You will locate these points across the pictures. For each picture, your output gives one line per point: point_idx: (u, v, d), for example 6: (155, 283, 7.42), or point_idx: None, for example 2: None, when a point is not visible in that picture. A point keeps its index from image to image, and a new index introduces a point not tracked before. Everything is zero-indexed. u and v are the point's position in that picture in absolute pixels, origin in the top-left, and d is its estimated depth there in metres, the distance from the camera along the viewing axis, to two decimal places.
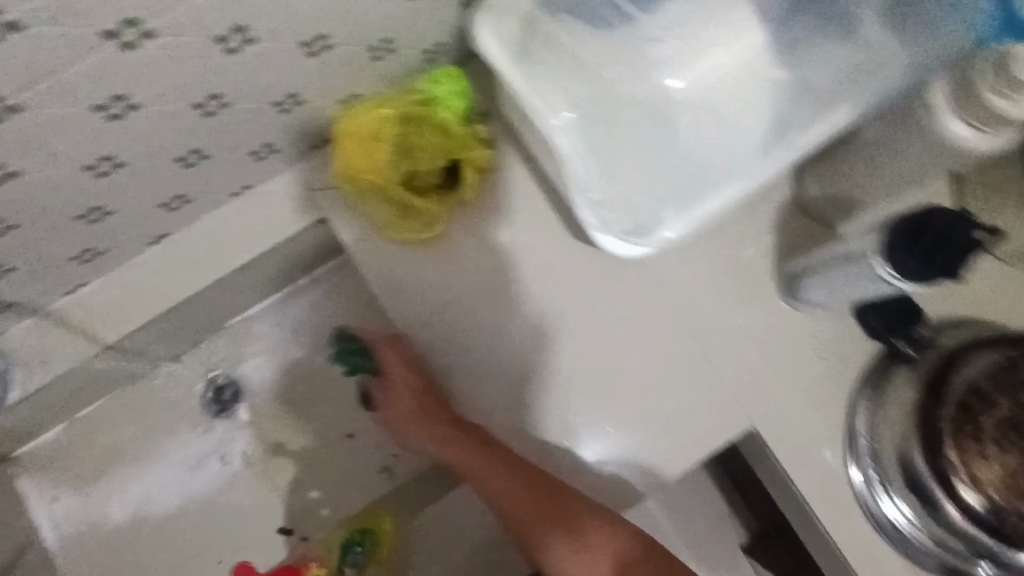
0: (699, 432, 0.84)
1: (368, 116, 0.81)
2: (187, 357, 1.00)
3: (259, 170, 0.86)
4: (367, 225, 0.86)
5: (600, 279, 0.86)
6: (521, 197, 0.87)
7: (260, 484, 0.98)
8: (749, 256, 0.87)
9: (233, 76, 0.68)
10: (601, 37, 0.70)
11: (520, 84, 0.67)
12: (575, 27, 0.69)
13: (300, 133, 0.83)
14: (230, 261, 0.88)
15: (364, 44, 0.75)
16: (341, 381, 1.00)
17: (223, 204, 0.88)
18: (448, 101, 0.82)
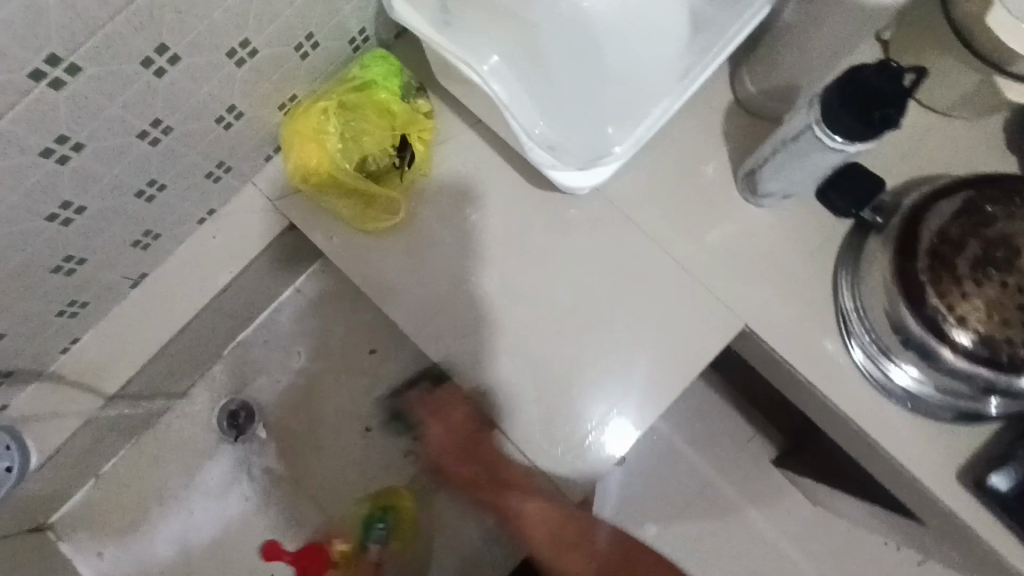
0: (696, 342, 0.86)
1: (311, 113, 0.84)
2: (195, 391, 1.03)
3: (218, 191, 0.87)
4: (333, 221, 0.88)
5: (569, 222, 0.89)
6: (474, 159, 0.89)
7: (293, 493, 1.01)
8: (705, 165, 0.90)
9: (169, 98, 0.69)
10: None
11: (438, 36, 0.71)
12: None
13: (249, 145, 0.85)
14: (212, 285, 0.90)
15: (288, 43, 0.76)
16: (348, 378, 1.03)
17: (192, 232, 0.90)
18: (383, 83, 0.85)
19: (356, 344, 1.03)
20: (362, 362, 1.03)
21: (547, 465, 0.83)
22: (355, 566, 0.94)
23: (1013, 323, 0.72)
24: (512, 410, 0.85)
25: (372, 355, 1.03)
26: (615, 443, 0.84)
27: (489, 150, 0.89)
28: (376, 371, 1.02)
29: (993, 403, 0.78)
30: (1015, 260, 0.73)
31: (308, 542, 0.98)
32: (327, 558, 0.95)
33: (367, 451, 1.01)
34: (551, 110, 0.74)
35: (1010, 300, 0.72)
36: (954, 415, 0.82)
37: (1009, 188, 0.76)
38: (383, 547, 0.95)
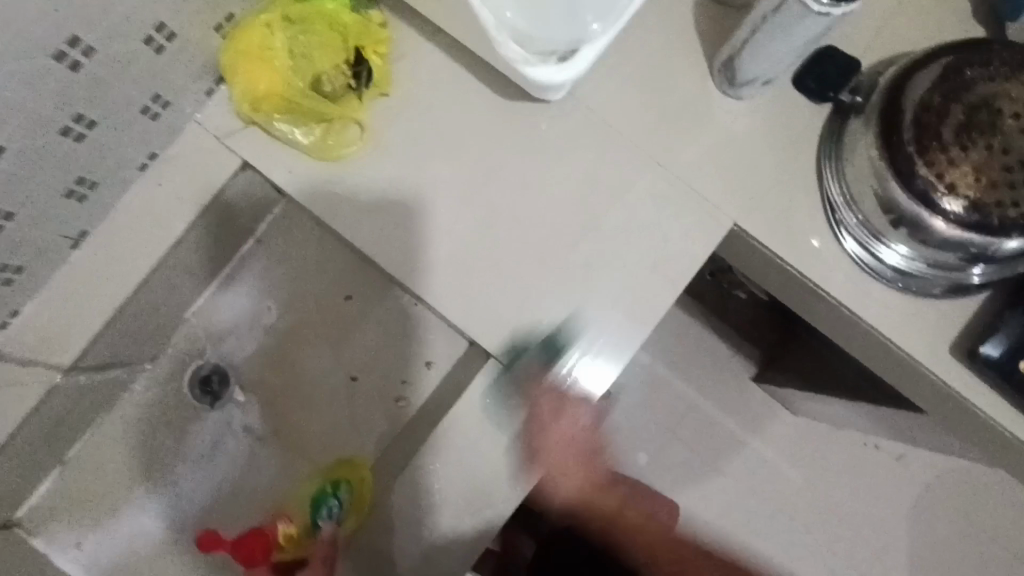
0: (682, 244, 0.84)
1: (251, 30, 0.77)
2: (160, 359, 0.97)
3: (157, 130, 0.79)
4: (291, 151, 0.82)
5: (542, 133, 0.85)
6: (435, 75, 0.84)
7: (282, 452, 0.97)
8: (678, 62, 0.86)
9: (89, 12, 0.61)
10: None
11: None
12: None
13: (185, 74, 0.77)
14: (164, 239, 0.82)
15: None
16: (325, 328, 0.98)
17: (134, 182, 0.82)
18: None
19: (328, 290, 0.98)
20: (337, 307, 0.97)
21: (542, 385, 0.83)
22: (305, 544, 0.88)
23: (1000, 186, 0.71)
24: (500, 334, 0.83)
25: (349, 301, 0.97)
26: (590, 382, 0.82)
27: (448, 65, 0.84)
28: (354, 316, 0.97)
29: (977, 271, 0.79)
30: (996, 122, 0.72)
31: (255, 526, 0.94)
32: (272, 541, 0.90)
33: (354, 402, 0.96)
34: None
35: (995, 162, 0.71)
36: (943, 289, 0.82)
37: (985, 52, 0.75)
38: (335, 525, 0.86)
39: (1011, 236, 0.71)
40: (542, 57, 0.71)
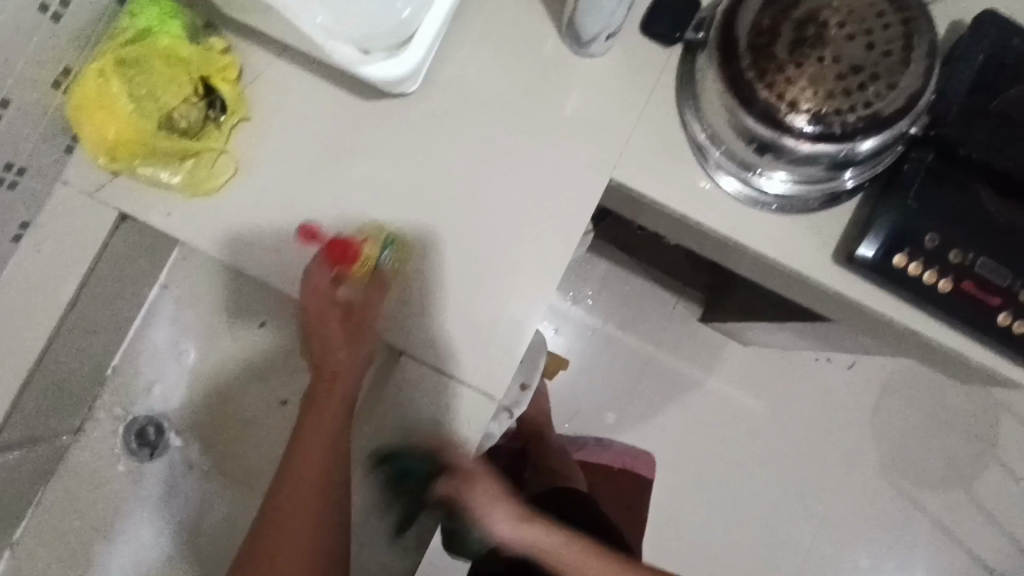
0: (566, 207, 0.86)
1: (89, 80, 0.76)
2: (91, 420, 0.98)
3: (22, 197, 0.79)
4: (165, 192, 0.83)
5: (411, 125, 0.86)
6: (291, 90, 0.85)
7: (235, 485, 0.98)
8: (528, 34, 0.87)
9: None
10: None
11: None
12: None
13: (35, 137, 0.76)
14: (56, 302, 0.82)
15: (31, 7, 0.68)
16: (246, 358, 0.98)
17: (12, 253, 0.81)
18: (161, 26, 0.79)
19: (243, 320, 0.98)
20: (255, 335, 0.98)
21: (459, 372, 0.83)
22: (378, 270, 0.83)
23: (837, 94, 0.73)
24: (410, 329, 0.84)
25: (263, 327, 0.97)
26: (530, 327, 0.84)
27: (304, 79, 0.85)
28: (274, 341, 0.98)
29: (849, 175, 0.82)
30: (825, 33, 0.73)
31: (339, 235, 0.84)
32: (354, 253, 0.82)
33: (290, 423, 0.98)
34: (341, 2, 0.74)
35: (829, 71, 0.73)
36: (822, 199, 0.85)
37: None
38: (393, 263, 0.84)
39: (858, 139, 0.74)
40: (378, 53, 0.72)
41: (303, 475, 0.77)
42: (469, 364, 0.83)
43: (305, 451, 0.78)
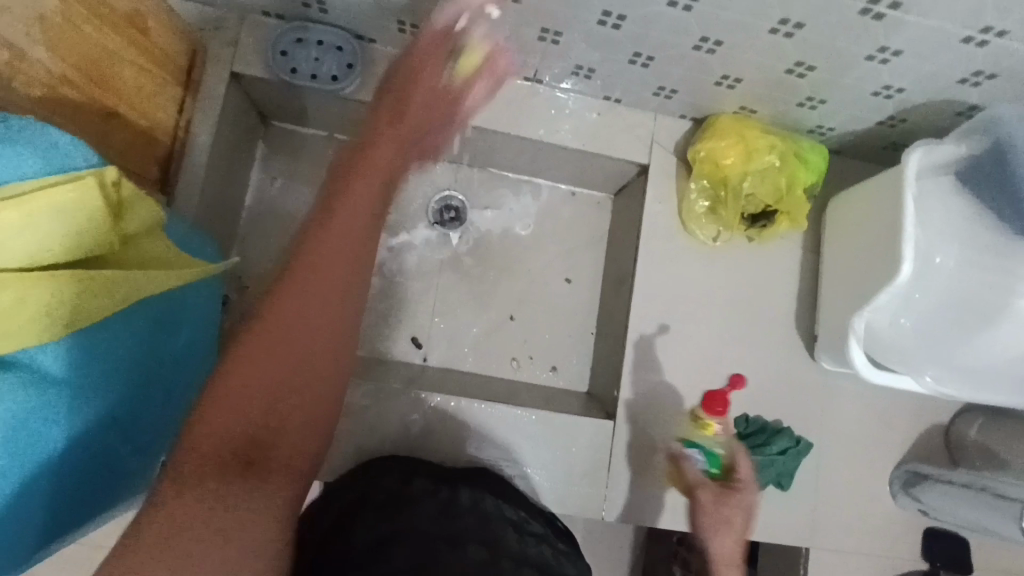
0: (775, 523, 0.96)
1: (754, 131, 0.95)
2: (445, 166, 1.13)
3: (644, 99, 1.00)
4: (673, 196, 1.02)
5: (794, 373, 1.00)
6: (783, 266, 1.03)
7: (427, 303, 1.09)
8: (893, 440, 1.01)
9: (740, 44, 0.82)
10: (936, 235, 0.86)
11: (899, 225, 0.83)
12: (930, 207, 0.86)
13: (695, 101, 0.98)
14: (562, 138, 1.01)
15: (798, 94, 0.91)
16: (533, 277, 1.12)
17: (593, 98, 1.02)
18: (812, 171, 0.97)
19: (562, 265, 1.14)
20: (555, 282, 1.13)
21: (618, 470, 0.95)
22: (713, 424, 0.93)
23: None
24: (636, 424, 0.96)
25: (565, 284, 1.13)
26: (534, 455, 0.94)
27: (797, 278, 1.03)
28: (558, 296, 1.13)
29: None
30: None
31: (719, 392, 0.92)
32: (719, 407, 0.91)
33: (490, 327, 1.10)
34: (880, 317, 0.86)
35: None
36: None
37: None
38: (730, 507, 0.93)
39: None
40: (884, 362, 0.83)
41: (312, 287, 0.62)
42: (631, 477, 0.95)
43: (245, 379, 0.58)
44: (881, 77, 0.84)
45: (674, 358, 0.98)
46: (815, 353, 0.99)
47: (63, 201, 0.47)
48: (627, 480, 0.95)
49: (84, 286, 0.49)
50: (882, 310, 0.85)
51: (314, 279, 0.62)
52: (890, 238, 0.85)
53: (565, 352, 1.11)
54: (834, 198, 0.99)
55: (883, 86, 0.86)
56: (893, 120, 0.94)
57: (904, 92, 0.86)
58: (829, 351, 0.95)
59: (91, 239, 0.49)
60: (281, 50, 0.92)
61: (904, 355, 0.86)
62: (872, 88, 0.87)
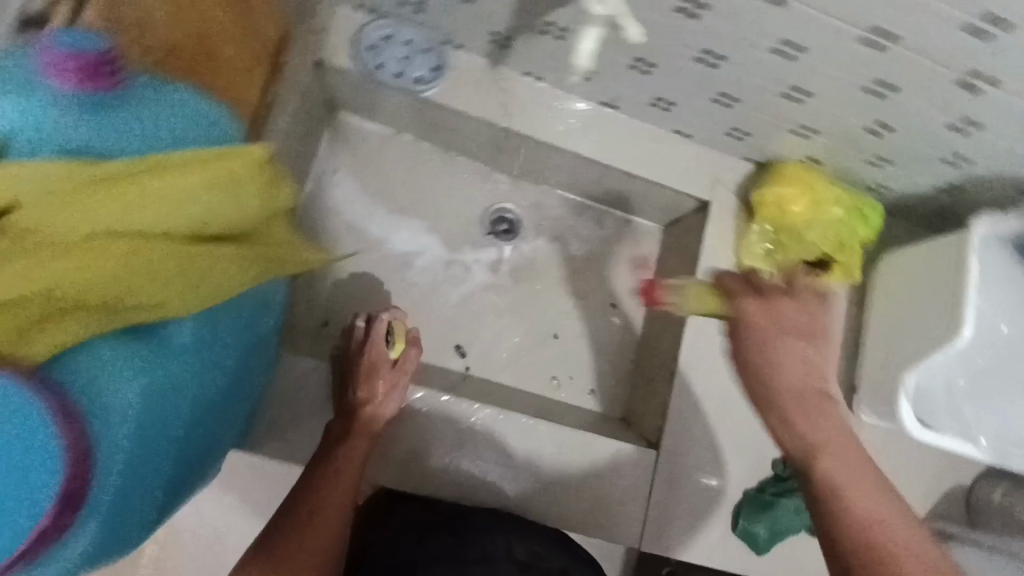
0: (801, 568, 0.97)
1: (821, 183, 0.97)
2: (505, 178, 1.13)
3: (715, 137, 1.02)
4: (732, 235, 1.03)
5: None
6: (831, 316, 1.04)
7: (474, 311, 1.08)
8: (918, 497, 1.03)
9: (828, 98, 0.84)
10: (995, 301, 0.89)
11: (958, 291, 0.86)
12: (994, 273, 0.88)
13: (765, 146, 1.00)
14: (630, 167, 1.03)
15: (869, 152, 0.94)
16: (580, 297, 1.13)
17: (665, 130, 1.03)
18: (870, 227, 0.99)
19: (608, 290, 1.14)
20: (601, 305, 1.13)
21: (655, 501, 0.95)
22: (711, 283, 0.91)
23: None
24: (677, 456, 0.96)
25: (610, 308, 1.14)
26: (575, 479, 0.93)
27: (843, 330, 1.05)
28: (603, 320, 1.13)
29: None
30: None
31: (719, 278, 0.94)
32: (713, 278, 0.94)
33: (533, 344, 1.10)
34: (924, 374, 0.90)
35: None
36: None
37: None
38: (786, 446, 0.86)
39: None
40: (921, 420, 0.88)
41: (272, 540, 0.71)
42: (667, 509, 0.95)
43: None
44: (956, 147, 0.87)
45: (718, 394, 0.99)
46: (853, 403, 1.01)
47: (234, 169, 0.55)
48: (663, 511, 0.95)
49: (232, 258, 0.56)
50: (927, 369, 0.89)
51: (306, 517, 0.73)
52: (947, 301, 0.88)
53: (604, 376, 1.12)
54: (887, 254, 1.02)
55: (955, 155, 0.89)
56: (953, 188, 0.97)
57: (973, 163, 0.89)
58: (870, 403, 0.98)
59: (249, 208, 0.58)
60: (370, 46, 0.92)
61: (942, 414, 0.90)
62: (943, 155, 0.90)
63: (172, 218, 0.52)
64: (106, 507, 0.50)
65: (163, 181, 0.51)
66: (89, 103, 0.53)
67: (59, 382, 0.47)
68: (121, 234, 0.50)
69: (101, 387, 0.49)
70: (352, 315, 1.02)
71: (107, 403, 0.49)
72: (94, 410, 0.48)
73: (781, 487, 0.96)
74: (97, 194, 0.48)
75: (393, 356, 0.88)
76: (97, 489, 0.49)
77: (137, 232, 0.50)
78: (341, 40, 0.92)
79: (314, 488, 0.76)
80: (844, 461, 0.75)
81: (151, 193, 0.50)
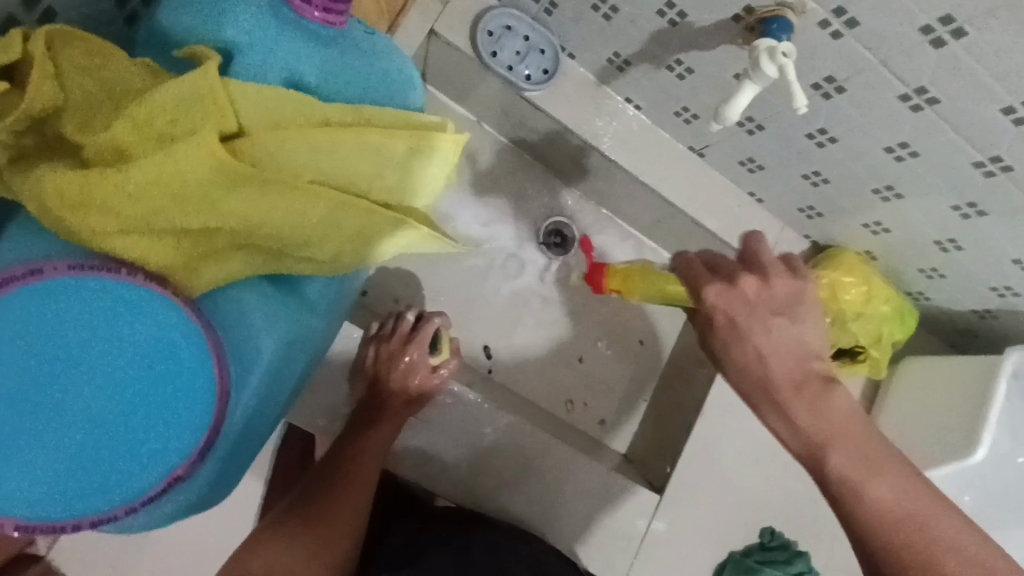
0: None
1: (873, 278, 1.01)
2: (569, 193, 1.13)
3: (785, 209, 1.04)
4: None
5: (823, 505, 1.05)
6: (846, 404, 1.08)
7: (510, 316, 1.07)
8: None
9: (913, 204, 0.87)
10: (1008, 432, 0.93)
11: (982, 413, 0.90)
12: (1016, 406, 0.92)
13: (829, 231, 1.03)
14: (700, 217, 1.03)
15: (925, 262, 0.98)
16: (612, 327, 1.13)
17: (739, 189, 1.05)
18: (905, 330, 1.03)
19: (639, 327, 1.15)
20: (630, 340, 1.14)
21: (648, 546, 0.95)
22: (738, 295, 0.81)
23: None
24: (679, 506, 0.97)
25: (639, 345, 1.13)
26: (583, 509, 0.91)
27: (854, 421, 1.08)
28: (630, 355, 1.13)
29: None
30: None
31: None
32: None
33: (558, 361, 1.09)
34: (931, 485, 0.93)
35: None
36: None
37: None
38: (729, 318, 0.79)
39: None
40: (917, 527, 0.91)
41: (308, 501, 0.70)
42: (660, 555, 0.95)
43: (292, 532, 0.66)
44: (1010, 280, 0.91)
45: (729, 455, 1.01)
46: None
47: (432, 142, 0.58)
48: (654, 556, 0.95)
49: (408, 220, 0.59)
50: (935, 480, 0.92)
51: (344, 480, 0.72)
52: (967, 419, 0.92)
53: (616, 409, 1.12)
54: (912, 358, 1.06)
55: (1005, 286, 0.93)
56: (988, 315, 1.02)
57: (1019, 298, 0.94)
58: None
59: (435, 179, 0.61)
60: (489, 30, 0.90)
61: None
62: (994, 284, 0.94)
63: (366, 179, 0.58)
64: (234, 433, 0.60)
65: (365, 136, 0.56)
66: (316, 34, 0.61)
67: (209, 315, 0.58)
68: (310, 183, 0.56)
69: (246, 329, 0.59)
70: (392, 291, 1.00)
71: (247, 344, 0.59)
72: (234, 349, 0.58)
73: (766, 557, 0.97)
74: (309, 140, 0.55)
75: (434, 362, 0.84)
76: (229, 421, 0.58)
77: (331, 185, 0.57)
78: (461, 17, 0.90)
79: (330, 481, 0.72)
80: (850, 439, 0.57)
81: (355, 156, 0.57)
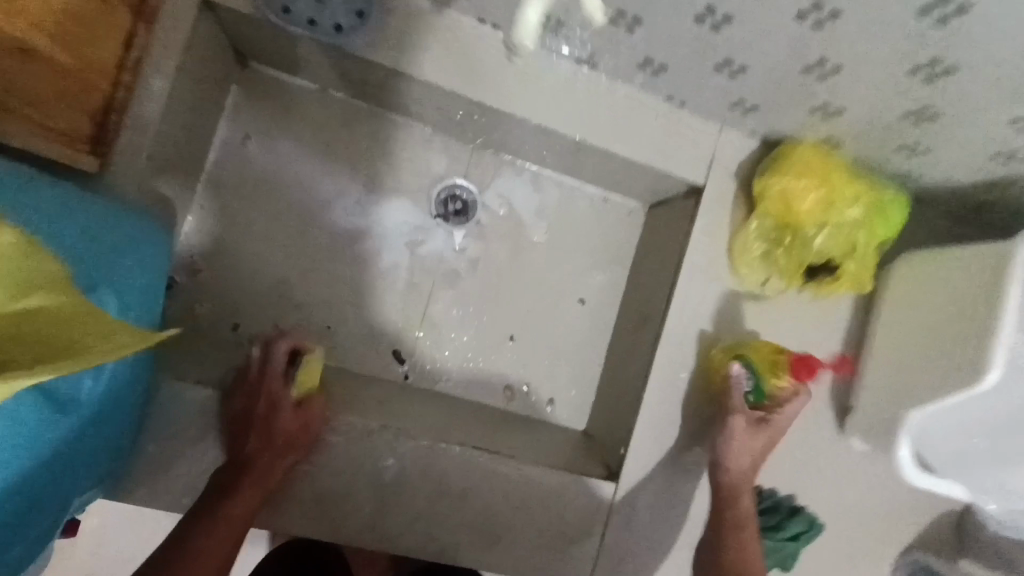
0: None
1: (837, 173, 0.80)
2: (458, 147, 0.95)
3: (712, 110, 0.83)
4: (725, 230, 0.87)
5: (819, 447, 0.90)
6: (833, 327, 0.89)
7: (419, 306, 0.93)
8: (906, 527, 0.92)
9: (859, 76, 0.65)
10: None
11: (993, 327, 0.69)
12: None
13: (773, 124, 0.82)
14: (609, 146, 0.84)
15: (900, 140, 0.76)
16: (542, 291, 0.98)
17: (652, 98, 0.84)
18: (892, 227, 0.82)
19: (576, 284, 0.99)
20: (567, 302, 0.99)
21: (613, 538, 0.83)
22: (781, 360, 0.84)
23: None
24: (642, 487, 0.85)
25: (579, 304, 0.99)
26: (525, 515, 0.81)
27: (846, 344, 0.90)
28: (569, 318, 0.99)
29: None
30: None
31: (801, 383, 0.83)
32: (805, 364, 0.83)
33: (487, 344, 0.96)
34: (933, 413, 0.78)
35: None
36: None
37: None
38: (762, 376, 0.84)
39: None
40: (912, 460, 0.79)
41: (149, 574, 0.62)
42: (628, 545, 0.84)
43: None
44: (1012, 141, 0.69)
45: (691, 416, 0.87)
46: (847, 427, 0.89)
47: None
48: (621, 548, 0.84)
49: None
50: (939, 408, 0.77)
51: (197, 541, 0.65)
52: (972, 332, 0.72)
53: (567, 382, 0.98)
54: (908, 255, 0.86)
55: (1009, 150, 0.71)
56: (997, 185, 0.80)
57: None
58: (867, 432, 0.85)
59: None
60: None
61: (937, 448, 0.82)
62: (993, 149, 0.72)
63: None
64: None
65: None
66: None
67: None
68: None
69: None
70: (271, 316, 0.88)
71: None
72: None
73: (755, 524, 0.86)
74: None
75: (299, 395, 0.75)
76: None
77: None
78: None
79: (215, 508, 0.67)
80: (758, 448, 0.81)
81: None
